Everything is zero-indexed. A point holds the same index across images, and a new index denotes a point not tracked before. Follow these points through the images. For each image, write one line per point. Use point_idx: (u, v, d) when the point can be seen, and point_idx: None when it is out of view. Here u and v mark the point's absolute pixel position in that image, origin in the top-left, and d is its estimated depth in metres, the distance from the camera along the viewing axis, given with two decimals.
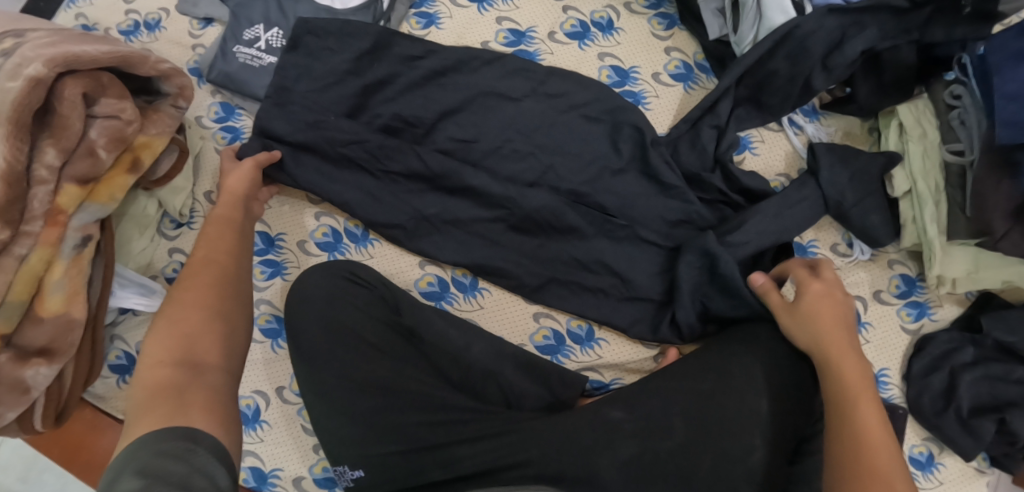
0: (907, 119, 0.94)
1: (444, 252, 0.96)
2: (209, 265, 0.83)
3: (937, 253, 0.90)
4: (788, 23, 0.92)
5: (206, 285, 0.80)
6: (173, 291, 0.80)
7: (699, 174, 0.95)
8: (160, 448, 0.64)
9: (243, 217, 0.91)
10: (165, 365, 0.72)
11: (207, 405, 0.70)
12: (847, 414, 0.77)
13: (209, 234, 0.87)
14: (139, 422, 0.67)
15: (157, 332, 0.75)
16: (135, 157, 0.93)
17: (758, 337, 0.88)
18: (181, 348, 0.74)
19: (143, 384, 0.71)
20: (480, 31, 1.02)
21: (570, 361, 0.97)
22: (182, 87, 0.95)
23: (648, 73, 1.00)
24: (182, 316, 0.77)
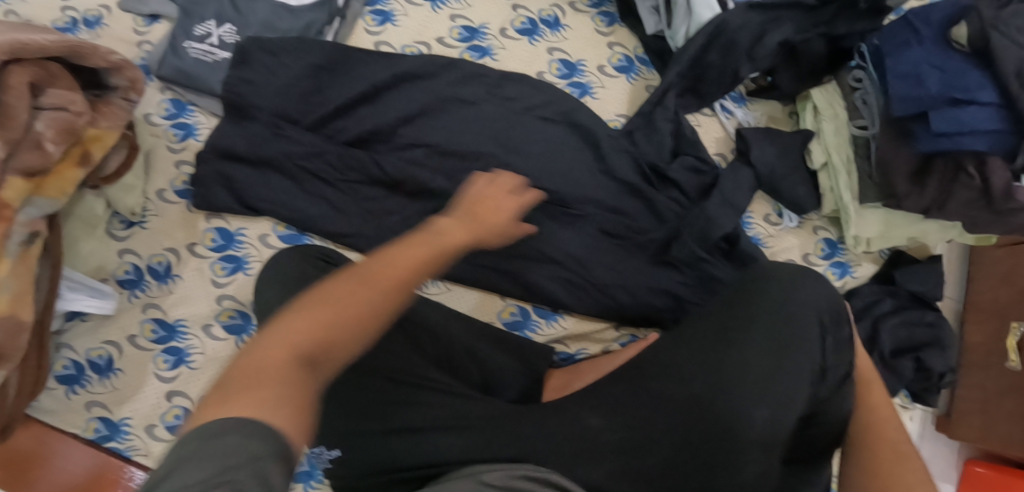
0: (821, 102, 1.05)
1: (407, 255, 0.97)
2: (415, 269, 0.67)
3: (852, 216, 1.02)
4: (714, 20, 1.00)
5: (388, 288, 0.65)
6: (355, 280, 0.64)
7: (657, 165, 1.01)
8: (215, 439, 0.52)
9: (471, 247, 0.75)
10: (297, 345, 0.59)
11: (285, 402, 0.56)
12: (876, 442, 0.80)
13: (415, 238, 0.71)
14: (210, 410, 0.54)
15: (310, 309, 0.61)
16: (85, 151, 0.87)
17: (749, 317, 0.81)
18: (320, 335, 0.60)
19: (263, 359, 0.58)
20: (435, 28, 1.06)
21: (536, 335, 0.99)
22: (135, 81, 0.90)
23: (594, 66, 1.08)
24: (333, 307, 0.62)
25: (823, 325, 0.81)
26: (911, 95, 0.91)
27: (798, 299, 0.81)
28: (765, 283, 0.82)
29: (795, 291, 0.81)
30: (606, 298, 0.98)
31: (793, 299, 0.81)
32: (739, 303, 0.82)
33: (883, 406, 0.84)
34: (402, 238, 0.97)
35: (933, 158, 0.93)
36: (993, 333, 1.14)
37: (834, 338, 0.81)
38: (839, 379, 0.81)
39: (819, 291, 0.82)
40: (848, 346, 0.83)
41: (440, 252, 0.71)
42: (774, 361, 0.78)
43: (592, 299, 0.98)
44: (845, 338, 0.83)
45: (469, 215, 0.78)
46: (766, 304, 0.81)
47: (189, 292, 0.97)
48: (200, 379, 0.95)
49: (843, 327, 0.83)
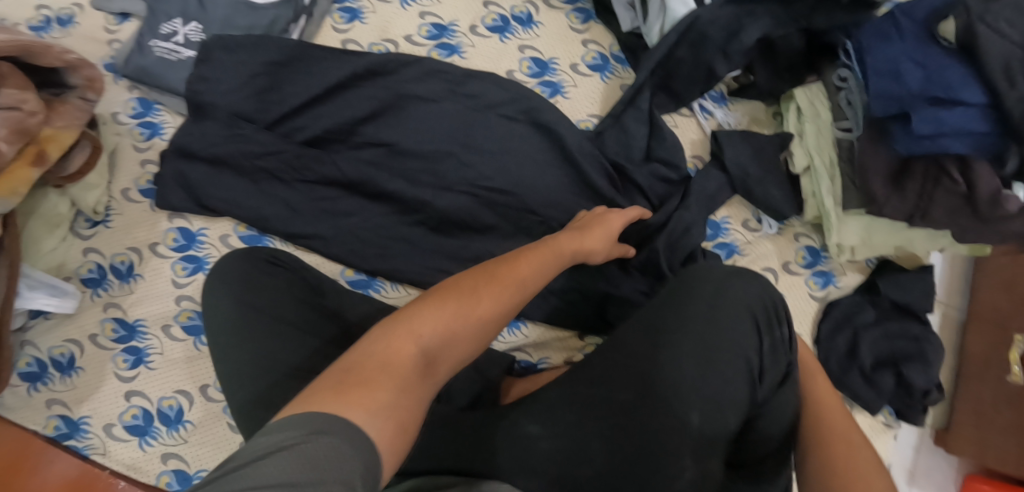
0: (803, 102, 1.00)
1: (366, 259, 0.96)
2: (509, 281, 0.69)
3: (833, 223, 0.96)
4: (688, 15, 0.96)
5: (496, 299, 0.67)
6: (458, 284, 0.67)
7: (622, 165, 0.98)
8: (310, 436, 0.53)
9: (571, 257, 0.81)
10: (416, 345, 0.61)
11: (402, 410, 0.58)
12: (817, 425, 0.77)
13: (539, 252, 0.75)
14: (318, 399, 0.55)
15: (426, 309, 0.63)
16: (40, 150, 0.87)
17: (684, 318, 0.78)
18: (437, 339, 0.62)
19: (373, 355, 0.60)
20: (403, 25, 1.04)
21: (497, 343, 0.95)
22: (92, 79, 0.92)
23: (566, 64, 1.05)
24: (451, 310, 0.64)
25: (757, 327, 0.78)
26: (890, 93, 0.85)
27: (733, 299, 0.78)
28: (694, 287, 0.79)
29: (730, 290, 0.79)
30: (568, 304, 0.95)
31: (720, 303, 0.78)
32: (669, 307, 0.79)
33: (830, 398, 0.79)
34: (359, 242, 0.96)
35: (913, 159, 0.88)
36: (990, 344, 1.07)
37: (770, 340, 0.78)
38: (775, 384, 0.77)
39: (750, 291, 0.79)
40: (789, 344, 0.79)
41: (546, 266, 0.75)
42: (703, 367, 0.76)
43: (552, 305, 0.95)
44: (785, 338, 0.79)
45: (581, 228, 0.85)
46: (702, 305, 0.78)
47: (148, 292, 0.97)
48: (157, 380, 0.95)
49: (782, 327, 0.79)
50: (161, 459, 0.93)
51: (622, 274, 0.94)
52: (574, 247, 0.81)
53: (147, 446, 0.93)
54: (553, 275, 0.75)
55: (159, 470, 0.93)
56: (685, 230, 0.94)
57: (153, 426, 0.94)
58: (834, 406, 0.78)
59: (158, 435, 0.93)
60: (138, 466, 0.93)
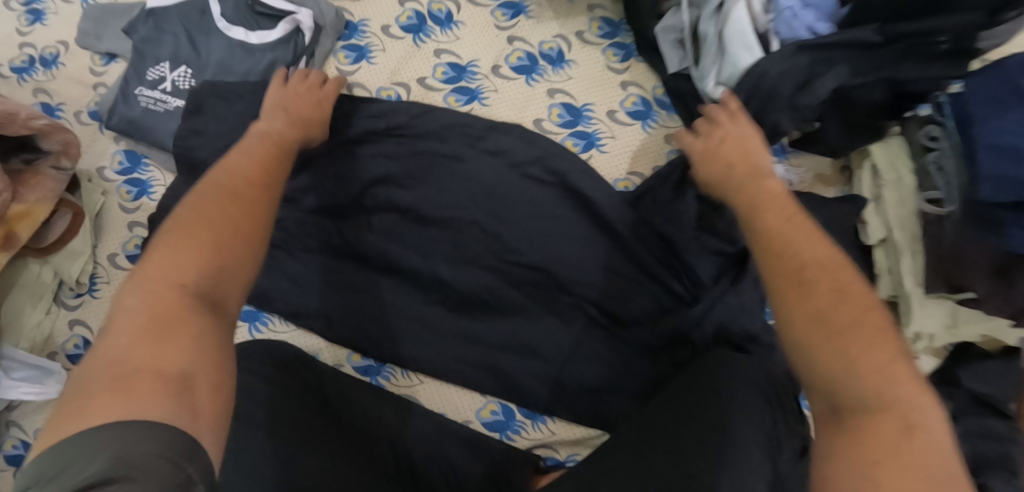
0: (882, 162, 0.87)
1: (374, 340, 0.86)
2: (248, 181, 0.68)
3: (913, 309, 0.83)
4: (750, 67, 0.81)
5: (247, 208, 0.65)
6: (197, 209, 0.64)
7: (671, 237, 0.84)
8: (156, 455, 0.51)
9: (298, 140, 0.78)
10: (182, 294, 0.59)
11: (197, 370, 0.57)
12: (839, 357, 0.57)
13: (237, 189, 0.66)
14: (96, 406, 0.53)
15: (164, 252, 0.61)
16: (9, 230, 0.77)
17: (706, 388, 0.77)
18: (208, 274, 0.61)
19: (137, 317, 0.58)
20: (416, 66, 0.92)
21: (520, 438, 0.86)
22: (67, 144, 0.82)
23: (603, 111, 0.91)
24: (192, 241, 0.61)
25: (767, 399, 0.76)
26: (1007, 175, 0.72)
27: (745, 372, 0.77)
28: (713, 362, 0.79)
29: (741, 365, 0.78)
30: (600, 398, 0.84)
31: (736, 375, 0.77)
32: (692, 384, 0.78)
33: (862, 306, 0.59)
34: (366, 321, 0.86)
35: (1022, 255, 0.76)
36: None
37: (785, 415, 0.75)
38: (792, 454, 0.74)
39: (762, 366, 0.79)
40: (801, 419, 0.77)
41: (272, 153, 0.73)
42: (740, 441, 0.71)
43: (582, 403, 0.84)
44: (796, 410, 0.78)
45: (283, 110, 0.79)
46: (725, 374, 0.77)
47: None
48: None
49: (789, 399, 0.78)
50: None
51: (655, 366, 0.84)
52: (300, 139, 0.78)
53: None
54: (289, 158, 0.75)
55: None
56: (739, 319, 0.82)
57: None
58: (853, 294, 0.60)
59: None
60: None
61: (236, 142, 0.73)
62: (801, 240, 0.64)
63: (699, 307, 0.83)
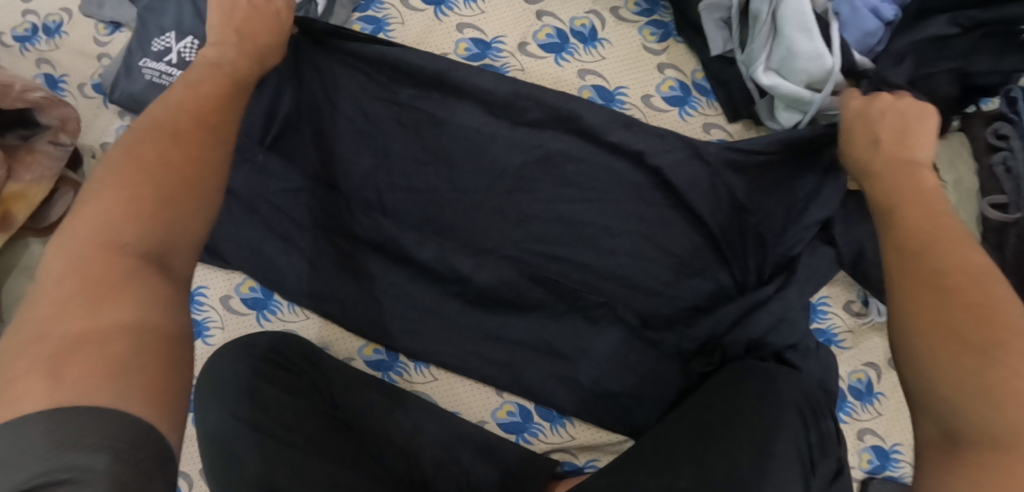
0: (940, 160, 0.79)
1: (388, 333, 0.80)
2: (190, 117, 0.59)
3: None
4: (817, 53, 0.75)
5: (189, 150, 0.57)
6: (131, 152, 0.56)
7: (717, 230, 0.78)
8: (98, 448, 0.45)
9: (250, 75, 0.68)
10: (118, 249, 0.52)
11: (141, 336, 0.51)
12: (961, 364, 0.50)
13: (178, 119, 0.59)
14: (20, 391, 0.47)
15: (94, 206, 0.54)
16: (4, 209, 0.73)
17: (738, 407, 0.70)
18: (149, 223, 0.54)
19: (71, 274, 0.52)
20: (437, 41, 0.86)
21: (537, 442, 0.81)
22: (65, 119, 0.77)
23: (637, 96, 0.85)
24: (127, 193, 0.54)
25: (803, 417, 0.70)
26: None
27: (772, 389, 0.71)
28: (738, 378, 0.74)
29: (776, 385, 0.72)
30: (621, 405, 0.79)
31: (769, 397, 0.71)
32: (715, 396, 0.73)
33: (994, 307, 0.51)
34: (379, 313, 0.81)
35: None
36: None
37: (818, 433, 0.69)
38: (828, 480, 0.68)
39: (791, 380, 0.73)
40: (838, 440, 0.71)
41: (220, 88, 0.63)
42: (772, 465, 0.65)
43: (605, 408, 0.79)
44: (834, 430, 0.71)
45: (235, 32, 0.70)
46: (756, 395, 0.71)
47: None
48: None
49: (827, 419, 0.71)
50: None
51: (685, 373, 0.78)
52: (255, 71, 0.69)
53: None
54: (243, 94, 0.66)
55: None
56: (779, 328, 0.76)
57: None
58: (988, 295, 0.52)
59: None
60: None
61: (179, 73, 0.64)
62: (948, 222, 0.57)
63: (738, 305, 0.78)
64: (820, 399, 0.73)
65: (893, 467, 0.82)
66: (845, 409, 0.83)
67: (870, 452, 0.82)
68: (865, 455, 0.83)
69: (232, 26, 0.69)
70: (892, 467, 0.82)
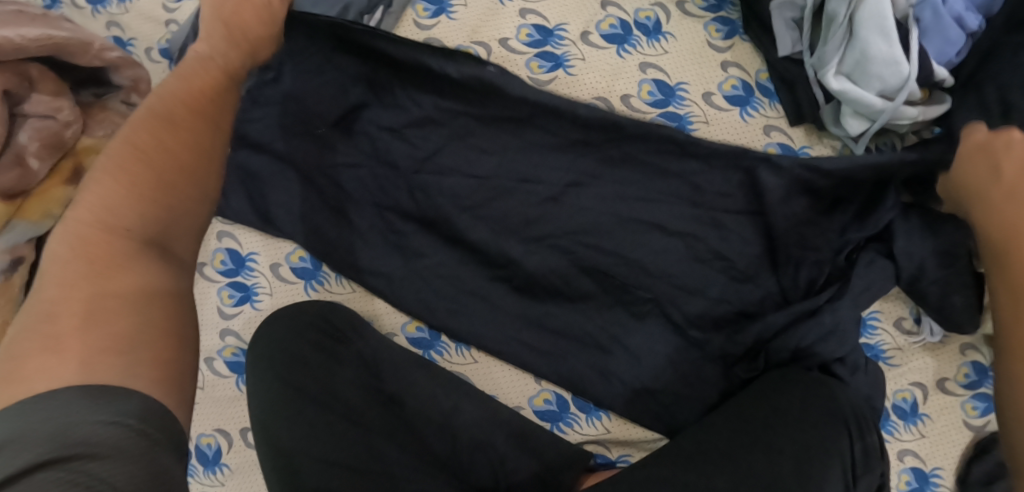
0: None
1: (434, 313, 0.81)
2: (185, 109, 0.71)
3: None
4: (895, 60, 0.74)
5: (181, 141, 0.69)
6: (132, 143, 0.68)
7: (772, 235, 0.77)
8: (111, 425, 0.53)
9: (241, 66, 0.77)
10: (120, 233, 0.63)
11: (146, 307, 0.62)
12: None
13: (176, 112, 0.70)
14: (41, 356, 0.56)
15: (97, 193, 0.64)
16: (77, 165, 0.75)
17: (781, 412, 0.72)
18: (150, 212, 0.65)
19: (82, 253, 0.62)
20: (499, 25, 0.85)
21: (572, 432, 0.82)
22: (138, 80, 0.77)
23: (698, 92, 0.83)
24: (127, 180, 0.65)
25: (846, 428, 0.71)
26: None
27: (820, 398, 0.72)
28: (785, 383, 0.74)
29: (821, 394, 0.73)
30: (659, 402, 0.79)
31: (811, 406, 0.72)
32: (759, 402, 0.74)
33: None
34: (425, 292, 0.82)
35: None
36: None
37: (861, 446, 0.71)
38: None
39: (839, 392, 0.73)
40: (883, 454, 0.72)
41: (215, 80, 0.74)
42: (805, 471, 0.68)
43: (645, 404, 0.79)
44: (878, 445, 0.72)
45: (224, 23, 0.76)
46: (800, 400, 0.72)
47: None
48: (196, 415, 0.86)
49: (873, 432, 0.72)
50: None
51: (726, 373, 0.78)
52: (246, 60, 0.78)
53: None
54: (233, 86, 0.76)
55: None
56: (828, 339, 0.76)
57: (190, 463, 0.87)
58: None
59: (195, 473, 0.87)
60: None
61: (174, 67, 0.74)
62: None
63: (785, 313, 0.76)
64: (864, 413, 0.73)
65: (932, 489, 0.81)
66: (887, 427, 0.82)
67: (910, 473, 0.81)
68: (904, 476, 0.81)
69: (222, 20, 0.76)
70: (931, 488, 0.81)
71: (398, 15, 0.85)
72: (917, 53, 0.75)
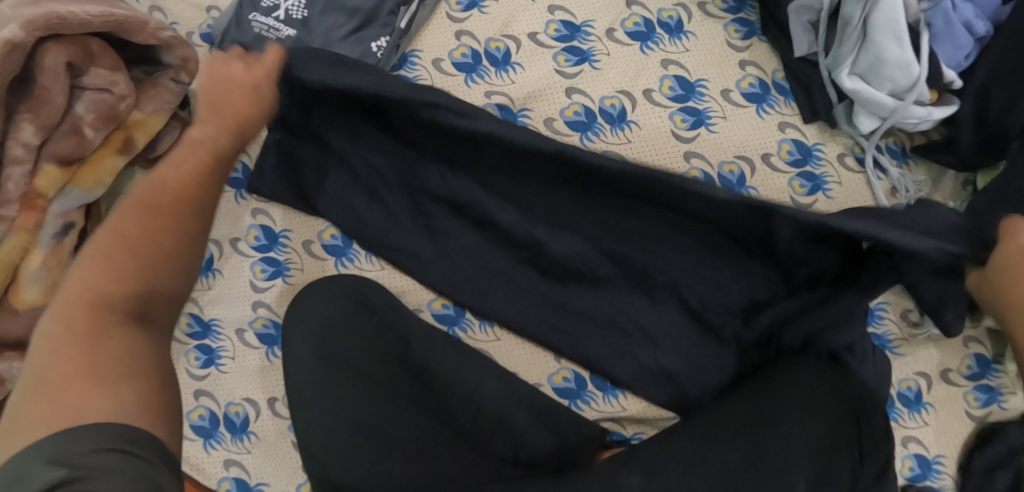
0: None
1: (460, 290, 0.85)
2: (171, 193, 0.62)
3: None
4: (905, 60, 0.78)
5: (163, 223, 0.61)
6: (114, 226, 0.61)
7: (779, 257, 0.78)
8: (105, 452, 0.54)
9: (234, 149, 0.67)
10: (107, 312, 0.59)
11: (131, 374, 0.59)
12: None
13: (159, 199, 0.62)
14: (28, 426, 0.55)
15: (84, 274, 0.60)
16: (127, 137, 0.80)
17: (795, 392, 0.75)
18: (136, 291, 0.60)
19: (67, 327, 0.59)
20: (529, 20, 0.90)
21: (589, 409, 0.86)
22: (185, 60, 0.81)
23: (717, 89, 0.87)
24: (110, 263, 0.60)
25: (853, 409, 0.74)
26: None
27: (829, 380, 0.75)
28: (799, 366, 0.76)
29: (831, 375, 0.75)
30: (673, 382, 0.82)
31: (824, 387, 0.74)
32: (769, 386, 0.76)
33: None
34: (452, 270, 0.85)
35: None
36: None
37: (868, 427, 0.74)
38: (876, 470, 0.72)
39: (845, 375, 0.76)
40: (889, 435, 0.75)
41: (206, 166, 0.65)
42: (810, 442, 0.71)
43: (661, 384, 0.83)
44: (884, 426, 0.75)
45: (213, 109, 0.67)
46: (813, 380, 0.75)
47: (225, 292, 0.90)
48: (226, 384, 0.90)
49: (880, 414, 0.75)
50: (223, 464, 0.90)
51: (738, 355, 0.82)
52: (239, 146, 0.68)
53: (211, 448, 0.90)
54: (223, 170, 0.67)
55: (221, 475, 0.90)
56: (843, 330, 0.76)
57: (218, 431, 0.90)
58: None
59: (221, 440, 0.90)
60: (202, 468, 0.90)
61: (165, 152, 0.65)
62: None
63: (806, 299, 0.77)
64: (871, 394, 0.76)
65: (934, 475, 0.84)
66: (891, 414, 0.85)
67: (913, 459, 0.84)
68: (907, 462, 0.84)
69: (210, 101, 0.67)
70: (933, 475, 0.84)
71: (433, 8, 0.91)
72: (927, 54, 0.79)
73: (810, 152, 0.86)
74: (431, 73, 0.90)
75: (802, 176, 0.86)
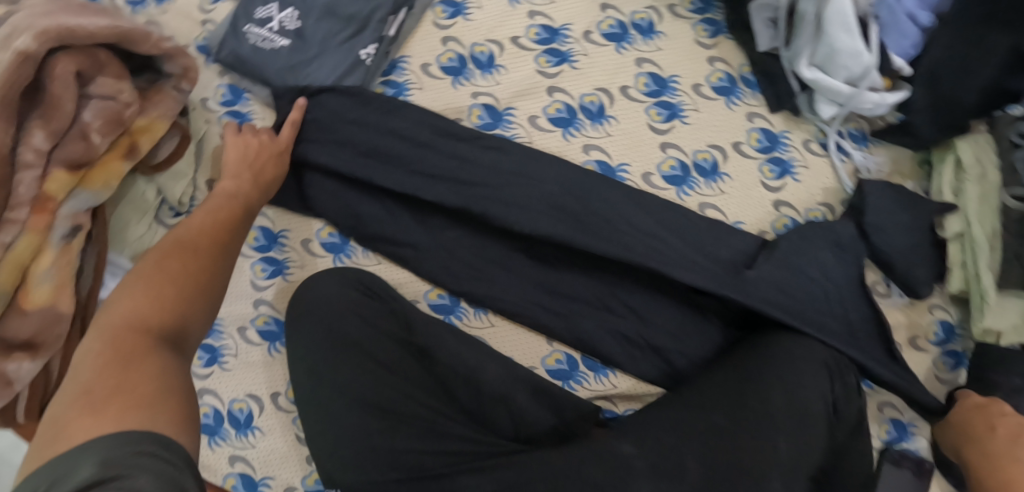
0: (967, 156, 0.87)
1: (456, 279, 0.90)
2: (206, 240, 0.75)
3: (989, 303, 0.83)
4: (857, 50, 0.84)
5: (201, 263, 0.73)
6: (157, 265, 0.71)
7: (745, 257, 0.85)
8: (140, 454, 0.55)
9: (258, 203, 0.85)
10: (149, 332, 0.65)
11: (165, 383, 0.62)
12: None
13: (197, 243, 0.75)
14: (67, 434, 0.57)
15: (128, 301, 0.67)
16: (132, 142, 0.84)
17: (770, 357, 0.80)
18: (173, 317, 0.67)
19: (110, 345, 0.63)
20: (511, 26, 0.96)
21: (582, 389, 0.89)
22: (187, 69, 0.86)
23: (688, 84, 0.94)
24: (155, 292, 0.68)
25: (828, 371, 0.80)
26: None
27: (805, 346, 0.81)
28: (776, 335, 0.82)
29: (805, 339, 0.81)
30: (663, 358, 0.87)
31: (798, 351, 0.80)
32: (748, 354, 0.81)
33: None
34: (448, 260, 0.90)
35: None
36: None
37: (842, 384, 0.80)
38: (851, 424, 0.79)
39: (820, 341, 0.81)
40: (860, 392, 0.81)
41: (235, 215, 0.81)
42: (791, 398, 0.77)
43: (650, 360, 0.87)
44: (856, 386, 0.80)
45: (247, 169, 0.86)
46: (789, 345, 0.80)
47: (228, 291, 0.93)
48: (230, 381, 0.92)
49: (852, 373, 0.81)
50: (228, 460, 0.92)
51: (722, 329, 0.87)
52: (263, 200, 0.86)
53: (215, 445, 0.92)
54: (249, 222, 0.83)
55: (225, 471, 0.92)
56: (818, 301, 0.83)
57: (223, 427, 0.92)
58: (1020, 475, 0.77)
59: (226, 436, 0.92)
60: (207, 464, 0.92)
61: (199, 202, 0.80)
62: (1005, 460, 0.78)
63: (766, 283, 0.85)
64: (845, 357, 0.82)
65: (909, 438, 0.87)
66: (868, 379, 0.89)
67: (889, 423, 0.88)
68: (884, 425, 0.88)
69: (245, 160, 0.86)
70: (908, 438, 0.87)
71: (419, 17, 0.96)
72: (876, 44, 0.86)
73: (777, 138, 0.92)
74: (421, 78, 0.95)
75: (771, 161, 0.91)
